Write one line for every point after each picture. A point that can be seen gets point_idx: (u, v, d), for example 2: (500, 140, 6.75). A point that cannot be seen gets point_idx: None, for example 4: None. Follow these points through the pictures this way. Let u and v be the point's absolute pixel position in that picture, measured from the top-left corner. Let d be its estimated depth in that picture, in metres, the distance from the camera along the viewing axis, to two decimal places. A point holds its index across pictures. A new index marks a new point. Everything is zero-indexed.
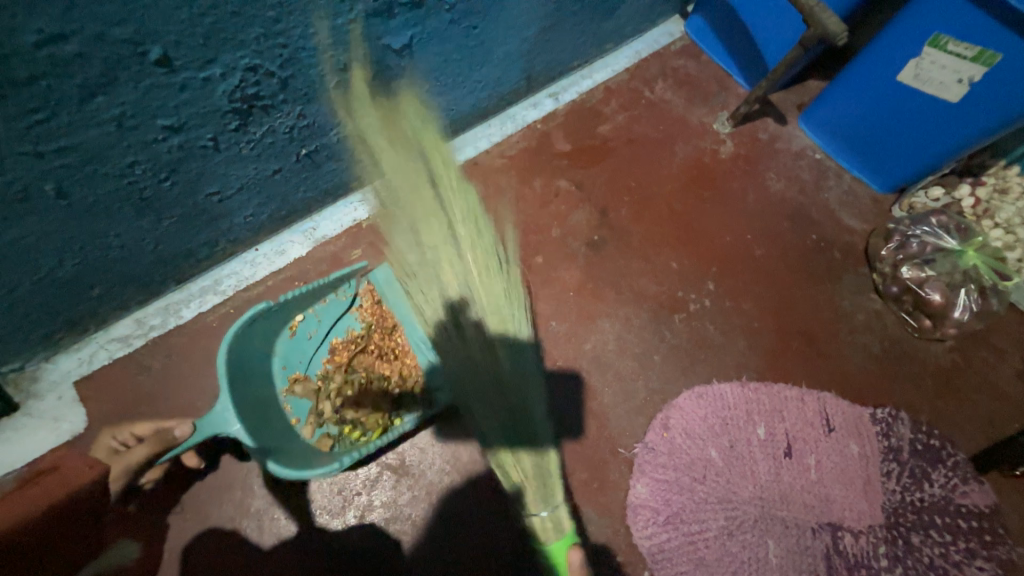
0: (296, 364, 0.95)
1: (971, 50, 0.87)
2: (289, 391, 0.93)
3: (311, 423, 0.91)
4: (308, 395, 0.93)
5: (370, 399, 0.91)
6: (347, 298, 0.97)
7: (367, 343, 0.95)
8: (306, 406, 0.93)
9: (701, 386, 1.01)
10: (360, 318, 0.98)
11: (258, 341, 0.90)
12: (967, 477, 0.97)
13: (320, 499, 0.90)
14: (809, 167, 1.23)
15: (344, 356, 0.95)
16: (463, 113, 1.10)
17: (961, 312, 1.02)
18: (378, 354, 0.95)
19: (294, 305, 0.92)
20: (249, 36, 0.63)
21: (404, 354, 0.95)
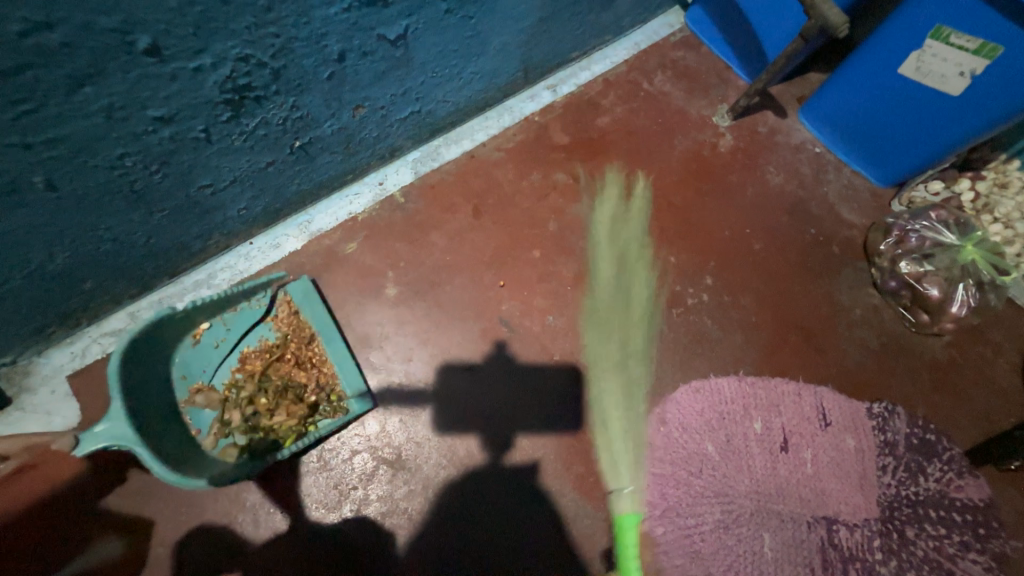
0: (199, 375, 0.90)
1: (973, 42, 0.87)
2: (190, 403, 0.88)
3: (214, 434, 0.87)
4: (211, 406, 0.88)
5: (283, 406, 0.88)
6: (261, 306, 0.94)
7: (282, 353, 0.92)
8: (210, 418, 0.88)
9: (698, 380, 1.01)
10: (275, 326, 0.94)
11: (159, 352, 0.87)
12: (962, 471, 0.97)
13: (316, 493, 0.90)
14: (809, 161, 1.22)
15: (253, 365, 0.91)
16: (460, 105, 1.08)
17: (958, 307, 1.01)
18: (292, 362, 0.92)
19: (200, 312, 0.88)
20: (240, 25, 0.62)
21: (322, 363, 0.93)
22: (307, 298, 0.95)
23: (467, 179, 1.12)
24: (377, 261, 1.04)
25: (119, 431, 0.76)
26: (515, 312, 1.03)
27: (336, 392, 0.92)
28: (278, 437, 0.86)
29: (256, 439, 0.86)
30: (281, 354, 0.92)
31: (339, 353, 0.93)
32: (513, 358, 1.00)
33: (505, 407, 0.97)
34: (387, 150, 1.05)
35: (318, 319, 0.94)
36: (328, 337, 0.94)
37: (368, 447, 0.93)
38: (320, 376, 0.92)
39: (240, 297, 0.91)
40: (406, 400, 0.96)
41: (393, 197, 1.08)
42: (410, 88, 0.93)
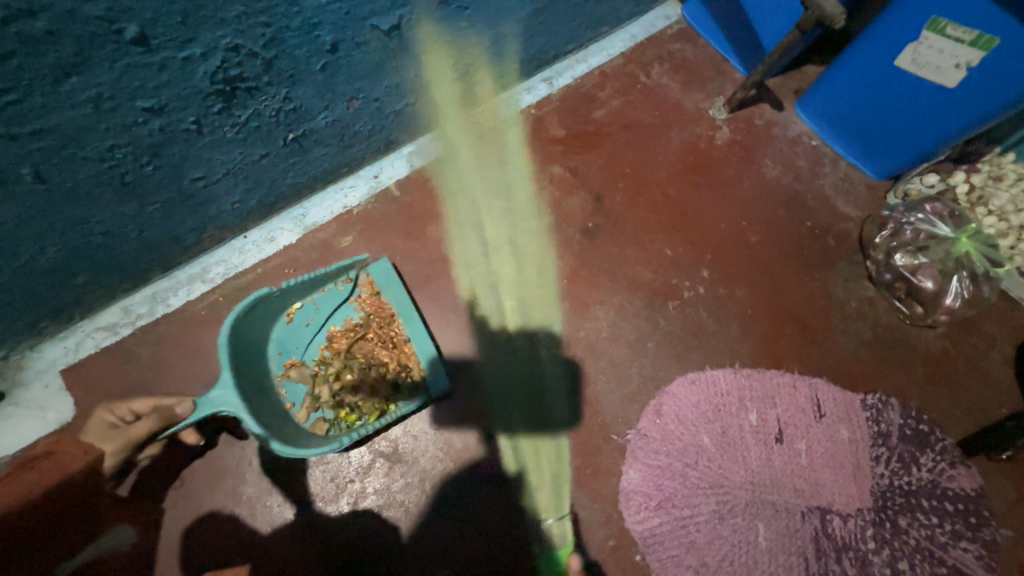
0: (292, 350, 0.94)
1: (969, 33, 0.86)
2: (284, 376, 0.92)
3: (306, 408, 0.90)
4: (303, 381, 0.92)
5: (368, 383, 0.90)
6: (345, 288, 0.96)
7: (366, 332, 0.94)
8: (301, 392, 0.92)
9: (694, 372, 1.02)
10: (359, 305, 0.97)
11: (256, 327, 0.89)
12: (955, 461, 0.98)
13: (313, 486, 0.90)
14: (805, 154, 1.22)
15: (342, 342, 0.94)
16: (455, 97, 1.08)
17: (952, 299, 1.02)
18: (378, 341, 0.94)
19: (294, 291, 0.91)
20: (229, 14, 0.61)
21: (404, 343, 0.94)
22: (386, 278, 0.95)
23: (463, 172, 1.11)
24: (373, 255, 1.03)
25: (226, 399, 0.78)
26: (511, 306, 1.03)
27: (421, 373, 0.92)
28: (364, 413, 0.89)
29: (345, 415, 0.89)
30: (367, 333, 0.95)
31: (419, 335, 0.91)
32: (510, 351, 1.00)
33: (500, 400, 0.97)
34: (383, 142, 1.05)
35: (399, 299, 0.94)
36: (411, 318, 0.92)
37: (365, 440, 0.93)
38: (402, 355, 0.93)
39: (328, 278, 0.93)
40: None
41: (389, 190, 1.07)
42: (405, 79, 0.92)
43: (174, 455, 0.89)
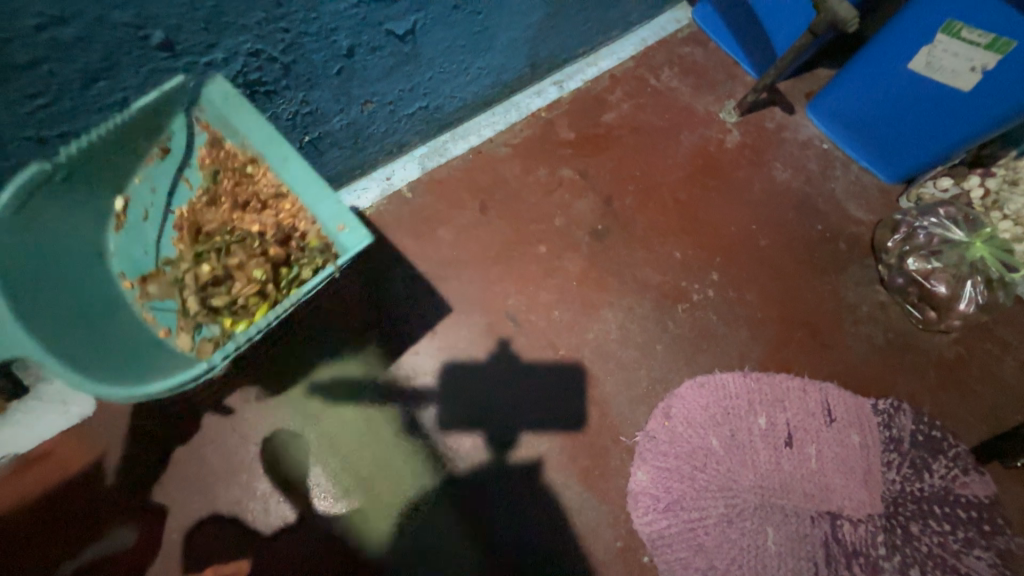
0: (136, 261, 0.69)
1: (985, 37, 0.86)
2: (140, 296, 0.68)
3: (185, 327, 0.68)
4: (168, 294, 0.69)
5: (253, 265, 0.68)
6: (173, 148, 0.67)
7: (222, 202, 0.70)
8: (173, 308, 0.69)
9: (703, 375, 1.02)
10: (202, 167, 0.69)
11: (74, 240, 0.63)
12: (968, 468, 0.97)
13: (325, 483, 0.92)
14: (816, 157, 1.22)
15: (191, 230, 0.69)
16: (466, 100, 1.09)
17: (966, 304, 1.01)
18: (253, 207, 0.70)
19: (87, 171, 0.62)
20: (251, 20, 0.63)
21: (277, 203, 0.69)
22: (228, 106, 0.64)
23: (474, 175, 1.12)
24: (384, 256, 1.05)
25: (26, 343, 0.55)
26: (520, 307, 1.04)
27: (315, 232, 0.68)
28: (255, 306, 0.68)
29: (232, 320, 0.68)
30: (229, 206, 0.70)
31: (300, 176, 0.66)
32: (519, 352, 1.01)
33: (509, 400, 0.98)
34: (395, 145, 1.06)
35: (254, 129, 0.65)
36: (278, 162, 0.66)
37: (375, 438, 0.94)
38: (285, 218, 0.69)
39: (134, 140, 0.63)
40: (413, 394, 0.97)
41: (400, 192, 1.09)
42: (417, 83, 0.93)
43: (189, 449, 0.91)
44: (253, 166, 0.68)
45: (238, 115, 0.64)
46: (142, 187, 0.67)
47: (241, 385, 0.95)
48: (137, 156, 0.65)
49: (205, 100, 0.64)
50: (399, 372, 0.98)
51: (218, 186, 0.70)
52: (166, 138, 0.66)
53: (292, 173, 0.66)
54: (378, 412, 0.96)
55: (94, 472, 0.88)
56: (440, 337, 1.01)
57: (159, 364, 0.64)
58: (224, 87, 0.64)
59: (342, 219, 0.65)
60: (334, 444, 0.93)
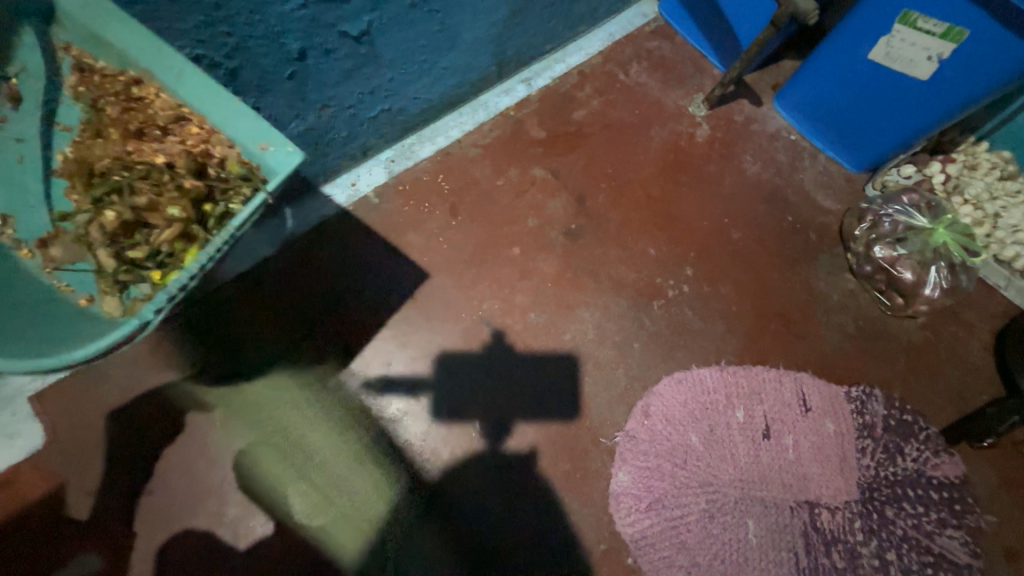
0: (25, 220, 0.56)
1: (940, 26, 0.87)
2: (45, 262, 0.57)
3: (104, 289, 0.57)
4: (73, 254, 0.57)
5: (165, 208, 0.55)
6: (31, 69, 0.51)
7: (114, 134, 0.56)
8: (86, 268, 0.57)
9: (681, 371, 1.02)
10: (78, 98, 0.54)
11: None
12: (938, 449, 0.99)
13: (298, 503, 0.88)
14: (784, 149, 1.23)
15: (84, 177, 0.56)
16: (432, 101, 1.06)
17: (931, 289, 1.02)
18: (148, 143, 0.56)
19: None
20: (188, 24, 0.60)
21: (185, 126, 0.56)
22: (93, 10, 0.50)
23: (443, 177, 1.09)
24: (353, 264, 1.02)
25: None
26: (495, 311, 1.02)
27: (234, 157, 0.55)
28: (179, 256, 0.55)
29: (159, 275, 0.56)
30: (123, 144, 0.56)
31: (205, 92, 0.54)
32: (497, 357, 0.99)
33: (487, 406, 0.96)
34: (359, 149, 1.03)
35: (133, 44, 0.52)
36: (172, 75, 0.53)
37: (350, 454, 0.91)
38: (197, 145, 0.56)
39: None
40: (388, 406, 0.95)
41: (367, 198, 1.06)
42: (378, 85, 0.90)
43: (151, 477, 0.87)
44: (137, 85, 0.54)
45: (106, 25, 0.51)
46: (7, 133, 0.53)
47: (205, 406, 0.91)
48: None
49: (62, 16, 0.50)
50: (373, 385, 0.95)
51: (105, 118, 0.55)
52: (15, 61, 0.50)
53: (190, 84, 0.54)
54: (351, 427, 0.93)
55: (44, 505, 0.83)
56: (414, 346, 0.98)
57: (84, 331, 0.53)
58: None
59: (266, 136, 0.54)
60: (304, 464, 0.90)
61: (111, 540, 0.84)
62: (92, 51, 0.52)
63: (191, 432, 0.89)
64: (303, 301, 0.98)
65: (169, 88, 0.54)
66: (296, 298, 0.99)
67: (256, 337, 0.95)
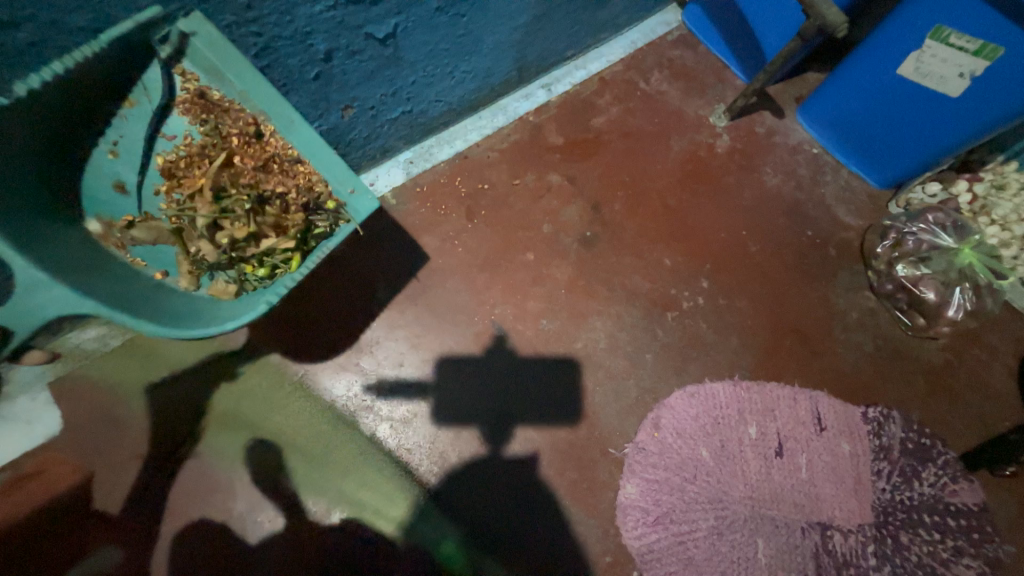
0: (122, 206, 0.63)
1: (973, 43, 0.85)
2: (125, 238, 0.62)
3: (191, 273, 0.65)
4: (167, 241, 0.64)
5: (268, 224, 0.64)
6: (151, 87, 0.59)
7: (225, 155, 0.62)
8: (173, 253, 0.65)
9: (693, 385, 1.00)
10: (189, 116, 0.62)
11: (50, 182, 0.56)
12: (957, 475, 0.97)
13: (311, 495, 0.89)
14: (806, 162, 1.21)
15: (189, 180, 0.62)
16: (452, 104, 1.06)
17: (955, 311, 1.00)
18: (253, 166, 0.63)
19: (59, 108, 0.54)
20: (219, 23, 0.61)
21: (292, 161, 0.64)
22: (221, 49, 0.58)
23: (460, 180, 1.10)
24: (368, 264, 1.02)
25: (67, 298, 0.52)
26: (507, 316, 1.02)
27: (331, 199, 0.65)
28: (276, 261, 0.65)
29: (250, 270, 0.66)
30: (233, 162, 0.63)
31: (314, 141, 0.63)
32: (507, 362, 0.99)
33: (496, 411, 0.96)
34: (379, 150, 1.04)
35: (259, 91, 0.60)
36: (285, 123, 0.62)
37: (359, 453, 0.92)
38: (301, 178, 0.65)
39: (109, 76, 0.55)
40: (399, 406, 0.96)
41: (385, 199, 1.06)
42: (400, 88, 0.91)
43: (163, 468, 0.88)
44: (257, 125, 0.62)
45: (237, 68, 0.59)
46: (115, 129, 0.60)
47: (219, 399, 0.92)
48: (107, 96, 0.57)
49: (190, 48, 0.58)
50: (384, 386, 0.96)
51: (221, 138, 0.62)
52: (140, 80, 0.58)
53: (302, 133, 0.63)
54: (363, 426, 0.95)
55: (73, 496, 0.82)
56: (426, 347, 0.99)
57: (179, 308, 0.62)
58: (203, 29, 0.57)
59: (354, 183, 0.65)
60: (313, 464, 0.90)
61: (129, 532, 0.83)
62: (219, 89, 0.60)
63: (204, 425, 0.90)
64: (320, 299, 1.00)
65: (281, 130, 0.62)
66: (313, 296, 1.00)
67: (275, 332, 0.98)
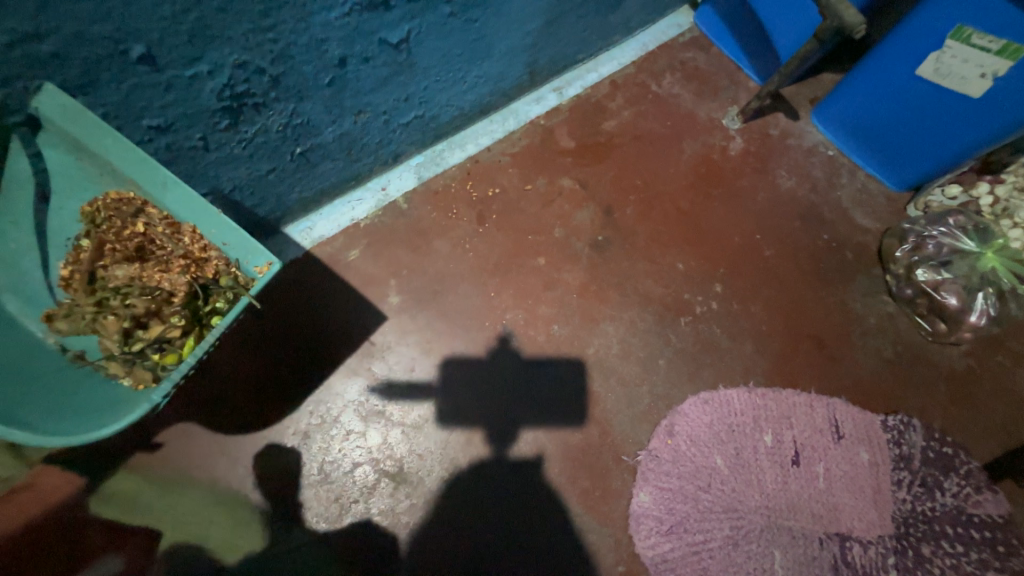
0: (34, 298, 0.62)
1: (996, 42, 0.83)
2: (51, 332, 0.63)
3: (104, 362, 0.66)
4: (81, 332, 0.65)
5: (163, 300, 0.66)
6: (24, 177, 0.57)
7: (119, 245, 0.65)
8: (94, 343, 0.67)
9: (707, 391, 0.99)
10: (85, 209, 0.63)
11: None
12: (981, 486, 0.94)
13: (315, 506, 0.89)
14: (821, 165, 1.19)
15: (80, 273, 0.64)
16: (463, 109, 1.06)
17: (978, 316, 0.98)
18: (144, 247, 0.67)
19: None
20: (236, 32, 0.61)
21: (179, 237, 0.68)
22: (76, 126, 0.56)
23: (471, 184, 1.10)
24: (379, 270, 1.02)
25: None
26: (519, 320, 1.01)
27: (227, 266, 0.69)
28: (181, 335, 0.67)
29: (159, 351, 0.67)
30: (122, 250, 0.66)
31: (186, 204, 0.64)
32: (519, 367, 0.99)
33: (506, 415, 0.96)
34: (390, 155, 1.04)
35: (132, 167, 0.60)
36: (158, 188, 0.62)
37: (369, 458, 0.92)
38: (188, 247, 0.68)
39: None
40: (410, 411, 0.95)
41: (396, 203, 1.06)
42: (412, 93, 0.91)
43: (180, 471, 0.89)
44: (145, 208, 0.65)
45: (94, 143, 0.58)
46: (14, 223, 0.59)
47: (231, 406, 0.92)
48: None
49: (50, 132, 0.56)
50: (394, 391, 0.95)
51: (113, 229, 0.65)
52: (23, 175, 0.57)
53: (175, 202, 0.64)
54: (372, 431, 0.93)
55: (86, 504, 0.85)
56: (437, 352, 0.98)
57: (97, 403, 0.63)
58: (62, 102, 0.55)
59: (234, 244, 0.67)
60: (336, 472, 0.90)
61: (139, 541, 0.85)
62: (101, 175, 0.61)
63: (219, 429, 0.91)
64: (330, 302, 0.99)
65: (155, 202, 0.65)
66: (324, 299, 0.99)
67: (283, 335, 0.96)
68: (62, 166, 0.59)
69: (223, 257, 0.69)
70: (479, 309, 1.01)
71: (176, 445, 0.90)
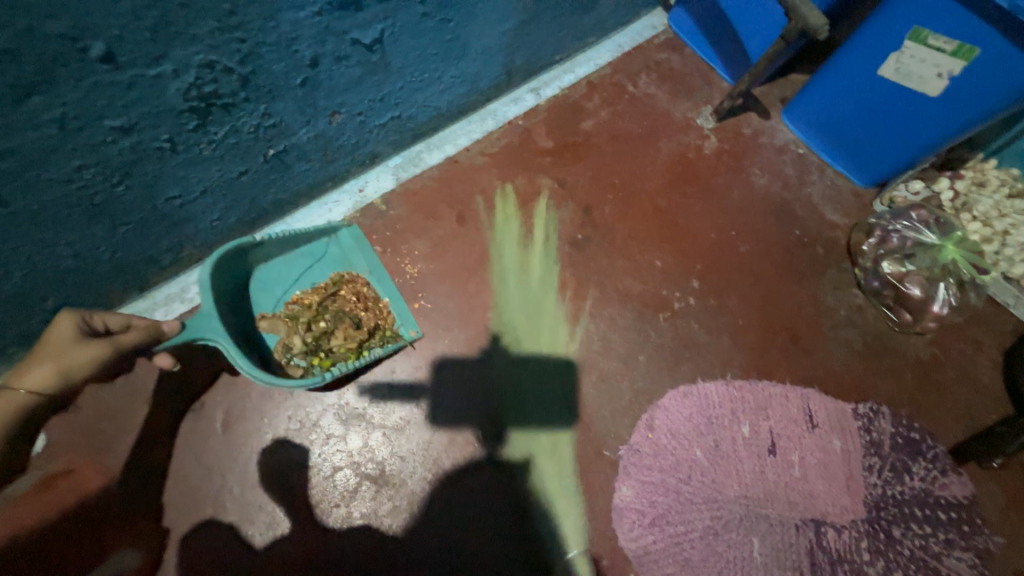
0: (266, 306, 0.93)
1: (951, 43, 0.87)
2: (260, 324, 0.90)
3: (279, 355, 0.88)
4: (275, 330, 0.90)
5: (342, 330, 0.89)
6: (317, 250, 0.97)
7: (336, 291, 0.93)
8: (275, 341, 0.90)
9: (686, 385, 1.01)
10: (328, 273, 0.97)
11: (255, 288, 0.93)
12: (947, 469, 0.98)
13: (310, 504, 0.88)
14: (792, 162, 1.22)
15: (303, 302, 0.92)
16: (441, 109, 1.06)
17: (940, 306, 1.02)
18: (350, 297, 0.93)
19: (274, 247, 0.92)
20: (202, 30, 0.60)
21: (373, 303, 0.94)
22: (354, 243, 0.97)
23: (449, 185, 1.10)
24: None
25: (212, 326, 0.78)
26: (501, 319, 1.02)
27: (393, 328, 0.93)
28: (338, 358, 0.88)
29: (318, 361, 0.87)
30: (339, 293, 0.93)
31: (391, 294, 0.95)
32: (503, 366, 0.98)
33: (490, 413, 0.95)
34: (367, 156, 1.03)
35: (368, 262, 0.96)
36: (379, 279, 0.95)
37: (351, 462, 0.90)
38: (374, 310, 0.93)
39: (303, 238, 0.95)
40: (391, 414, 0.94)
41: (375, 205, 1.06)
42: (388, 93, 0.91)
43: (151, 482, 0.86)
44: (359, 283, 0.95)
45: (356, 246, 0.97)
46: (284, 264, 0.96)
47: (207, 413, 0.90)
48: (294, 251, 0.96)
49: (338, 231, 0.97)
50: (375, 393, 0.94)
51: (334, 284, 0.94)
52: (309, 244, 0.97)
53: (386, 289, 0.94)
54: (353, 435, 0.92)
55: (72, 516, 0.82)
56: (420, 352, 0.98)
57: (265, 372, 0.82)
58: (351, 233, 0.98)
59: (407, 323, 0.93)
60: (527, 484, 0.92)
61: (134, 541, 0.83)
62: (348, 263, 0.97)
63: (194, 435, 0.89)
64: None
65: (373, 283, 0.95)
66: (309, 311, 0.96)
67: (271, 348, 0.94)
68: (333, 252, 0.98)
69: (395, 324, 0.93)
70: (461, 308, 1.02)
71: (146, 454, 0.87)
